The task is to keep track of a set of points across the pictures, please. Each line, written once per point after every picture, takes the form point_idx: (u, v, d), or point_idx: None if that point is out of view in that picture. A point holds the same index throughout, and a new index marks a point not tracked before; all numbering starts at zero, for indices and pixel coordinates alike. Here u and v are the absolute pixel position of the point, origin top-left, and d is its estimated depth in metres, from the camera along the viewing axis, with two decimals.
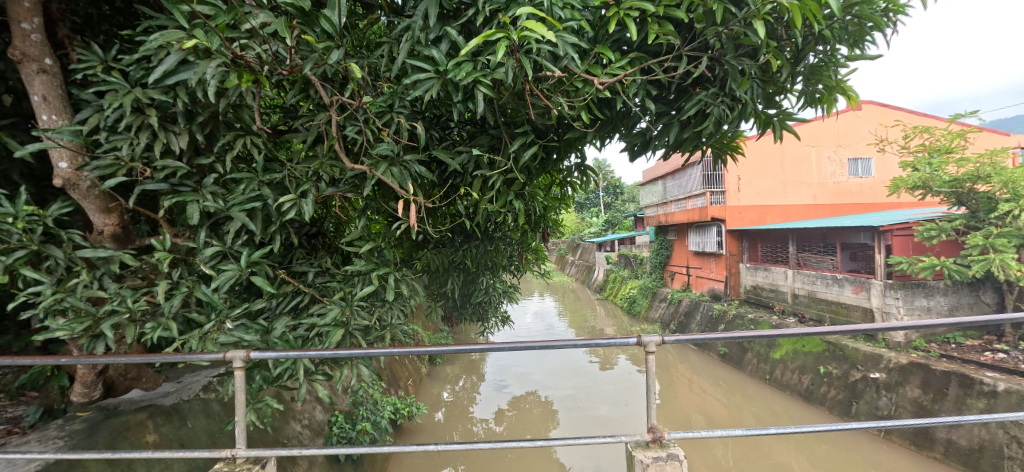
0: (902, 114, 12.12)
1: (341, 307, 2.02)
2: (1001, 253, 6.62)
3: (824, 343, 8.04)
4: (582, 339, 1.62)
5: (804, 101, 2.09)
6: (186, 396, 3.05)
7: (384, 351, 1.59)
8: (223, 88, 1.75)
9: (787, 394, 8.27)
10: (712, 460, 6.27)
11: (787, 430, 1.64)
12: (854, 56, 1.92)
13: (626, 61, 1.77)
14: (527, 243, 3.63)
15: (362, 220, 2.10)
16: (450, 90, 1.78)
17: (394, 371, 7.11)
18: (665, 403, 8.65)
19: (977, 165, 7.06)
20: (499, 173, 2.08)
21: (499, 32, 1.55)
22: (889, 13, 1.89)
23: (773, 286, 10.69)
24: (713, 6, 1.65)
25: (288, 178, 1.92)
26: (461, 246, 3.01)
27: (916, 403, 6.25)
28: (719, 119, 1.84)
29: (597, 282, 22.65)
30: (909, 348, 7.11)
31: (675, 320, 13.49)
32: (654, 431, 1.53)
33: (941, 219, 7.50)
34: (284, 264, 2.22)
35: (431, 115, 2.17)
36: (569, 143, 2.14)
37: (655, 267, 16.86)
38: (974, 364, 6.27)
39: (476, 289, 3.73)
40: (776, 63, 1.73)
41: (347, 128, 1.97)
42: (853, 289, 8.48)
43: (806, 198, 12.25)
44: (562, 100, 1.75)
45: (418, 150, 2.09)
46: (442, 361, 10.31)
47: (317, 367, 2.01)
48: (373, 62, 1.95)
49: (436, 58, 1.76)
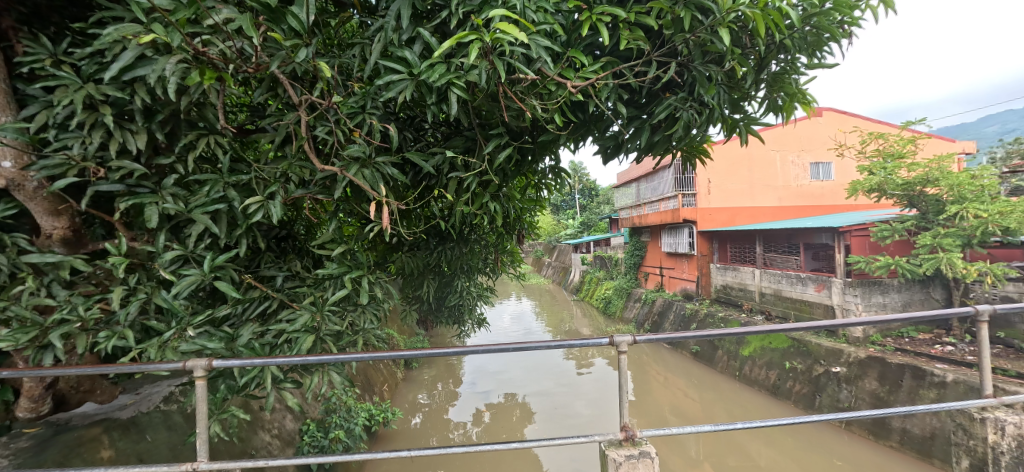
0: (859, 121, 12.75)
1: (311, 312, 1.97)
2: (948, 252, 7.05)
3: (789, 339, 8.35)
4: (556, 341, 1.62)
5: (768, 107, 2.16)
6: (145, 408, 2.91)
7: (356, 357, 1.55)
8: (185, 85, 1.68)
9: (755, 389, 8.55)
10: (685, 457, 6.41)
11: (754, 424, 1.68)
12: (813, 65, 2.01)
13: (598, 65, 1.79)
14: (503, 246, 3.63)
15: (334, 223, 2.05)
16: (423, 92, 1.77)
17: (369, 377, 6.97)
18: (640, 401, 8.79)
19: (927, 170, 7.49)
20: (474, 175, 2.07)
21: (472, 33, 1.55)
22: (845, 24, 1.98)
23: (741, 285, 11.04)
24: (681, 13, 1.71)
25: (254, 180, 1.86)
26: (436, 249, 2.97)
27: (874, 395, 6.57)
28: (688, 123, 1.88)
29: (573, 284, 22.89)
30: (867, 343, 7.47)
31: (649, 320, 13.75)
32: (627, 430, 1.54)
33: (895, 220, 7.90)
34: (250, 269, 2.15)
35: (405, 116, 2.14)
36: (543, 146, 2.15)
37: (630, 267, 17.16)
38: (926, 357, 6.64)
39: (451, 292, 3.69)
40: (740, 69, 1.79)
41: (317, 128, 1.92)
42: (816, 288, 8.85)
43: (772, 200, 12.71)
44: (535, 103, 1.75)
45: (390, 151, 2.05)
46: (419, 364, 10.18)
47: (286, 375, 1.94)
48: (344, 62, 1.92)
49: (409, 59, 1.73)
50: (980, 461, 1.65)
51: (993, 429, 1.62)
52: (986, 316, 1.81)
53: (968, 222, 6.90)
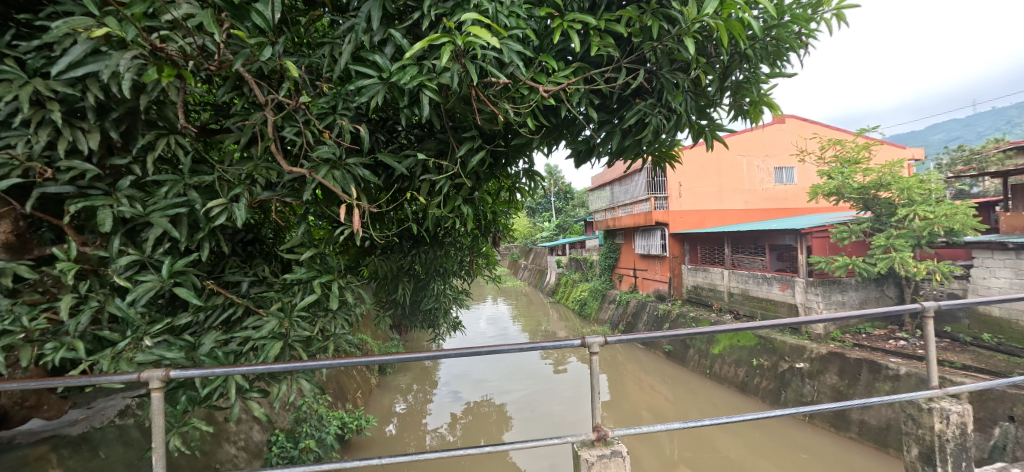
0: (818, 127, 13.37)
1: (279, 319, 1.90)
2: (900, 252, 7.47)
3: (756, 337, 8.64)
4: (529, 343, 1.62)
5: (733, 113, 2.23)
6: (97, 423, 2.76)
7: (324, 363, 1.51)
8: (142, 82, 1.61)
9: (725, 386, 8.79)
10: (659, 455, 6.54)
11: (722, 420, 1.72)
12: (774, 74, 2.09)
13: (569, 70, 1.82)
14: (478, 248, 3.62)
15: (302, 226, 1.99)
16: (395, 94, 1.75)
17: (341, 384, 6.81)
18: (615, 401, 8.91)
19: (880, 174, 7.92)
20: (447, 178, 2.06)
21: (443, 36, 1.56)
22: (803, 36, 2.07)
23: (711, 285, 11.37)
24: (649, 22, 1.76)
25: (218, 182, 1.80)
26: (410, 252, 2.92)
27: (834, 389, 6.87)
28: (657, 129, 1.93)
29: (549, 286, 23.02)
30: (828, 339, 7.83)
31: (623, 320, 13.98)
32: (599, 430, 1.56)
33: (852, 222, 8.30)
34: (213, 274, 2.07)
35: (377, 118, 2.11)
36: (516, 149, 2.16)
37: (604, 269, 17.40)
38: (881, 351, 7.00)
39: (426, 296, 3.62)
40: (706, 77, 1.85)
41: (285, 129, 1.87)
42: (780, 287, 9.21)
43: (739, 203, 13.13)
44: (508, 107, 1.76)
45: (362, 154, 2.02)
46: (393, 370, 10.02)
47: (252, 384, 1.87)
48: (314, 62, 1.87)
49: (381, 61, 1.71)
50: (928, 449, 1.75)
51: (939, 418, 1.72)
52: (932, 312, 1.91)
53: (917, 224, 7.33)
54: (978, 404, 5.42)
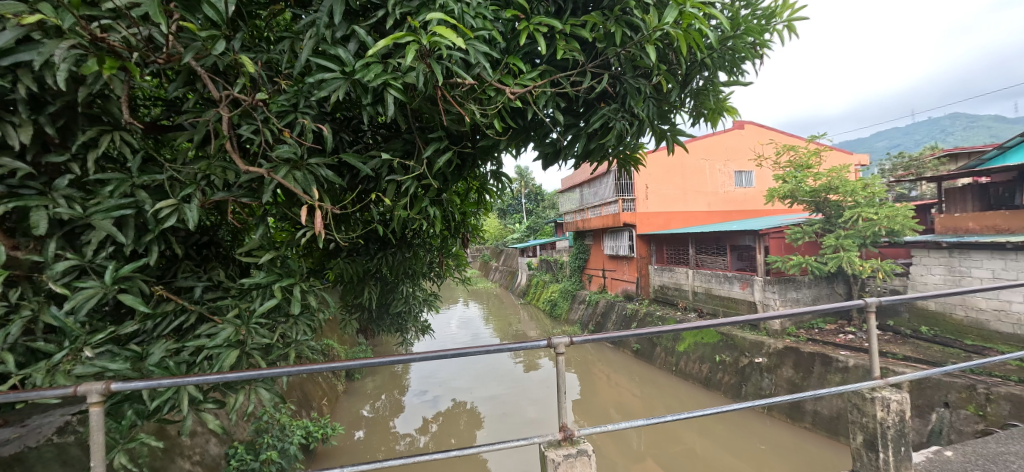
0: (774, 134, 14.08)
1: (235, 325, 1.82)
2: (848, 251, 7.93)
3: (718, 334, 8.96)
4: (495, 344, 1.61)
5: (693, 119, 2.31)
6: (32, 442, 2.54)
7: (283, 371, 1.46)
8: (81, 74, 1.51)
9: (689, 382, 9.06)
10: (628, 451, 6.67)
11: (684, 415, 1.76)
12: (731, 82, 2.18)
13: (535, 73, 1.84)
14: (447, 250, 3.58)
15: (261, 228, 1.91)
16: (358, 92, 1.71)
17: (305, 392, 6.59)
18: (585, 401, 9.02)
19: (830, 178, 8.39)
20: (413, 179, 2.02)
21: (408, 35, 1.55)
22: (757, 47, 2.17)
23: (676, 285, 11.72)
24: (612, 28, 1.81)
25: (168, 182, 1.70)
26: (377, 255, 2.86)
27: (790, 381, 7.22)
28: (621, 133, 1.97)
29: (520, 288, 23.09)
30: (784, 334, 8.23)
31: (593, 320, 14.20)
32: (565, 430, 1.57)
33: (805, 223, 8.75)
34: (164, 280, 1.96)
35: (341, 117, 2.06)
36: (484, 150, 2.15)
37: (574, 270, 17.62)
38: (832, 345, 7.41)
39: (394, 299, 3.53)
40: (666, 84, 1.91)
41: (242, 127, 1.79)
42: (740, 286, 9.61)
43: (702, 205, 13.57)
44: (474, 108, 1.75)
45: (324, 153, 1.96)
46: (361, 375, 9.79)
47: (206, 394, 1.77)
48: (274, 57, 1.80)
49: (343, 57, 1.68)
50: (872, 436, 1.85)
51: (880, 407, 1.84)
52: (873, 307, 2.03)
53: (863, 225, 7.82)
54: (917, 392, 5.82)
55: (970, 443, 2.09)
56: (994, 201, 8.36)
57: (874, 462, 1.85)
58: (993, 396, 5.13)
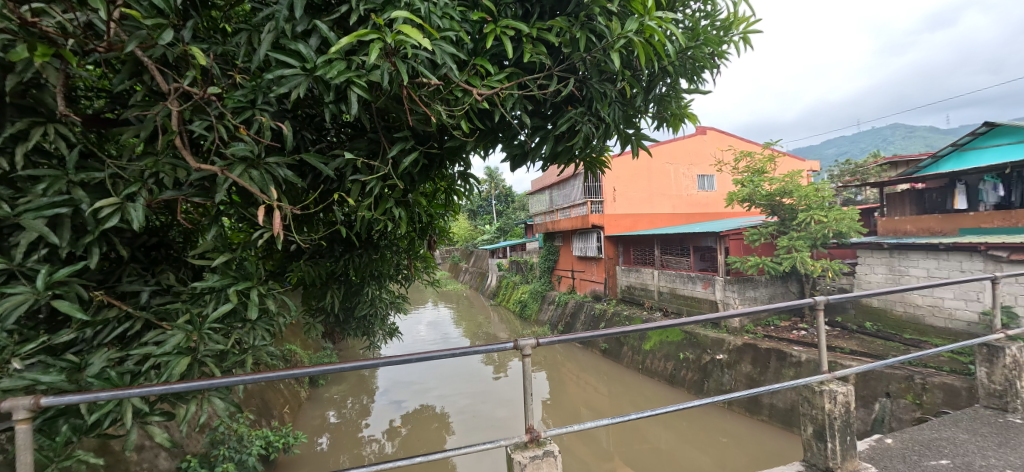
0: (733, 140, 14.74)
1: (186, 332, 1.72)
2: (800, 252, 8.35)
3: (682, 332, 9.24)
4: (460, 348, 1.59)
5: (657, 124, 2.37)
6: None
7: (237, 379, 1.39)
8: (10, 61, 1.40)
9: (655, 380, 9.29)
10: (596, 449, 6.79)
11: (649, 412, 1.79)
12: (691, 89, 2.26)
13: (502, 75, 1.85)
14: (415, 251, 3.51)
15: (214, 229, 1.82)
16: (320, 89, 1.66)
17: (265, 400, 6.32)
18: (555, 401, 9.10)
19: (784, 183, 8.82)
20: (378, 179, 1.97)
21: (372, 32, 1.53)
22: (715, 56, 2.26)
23: (643, 285, 12.02)
24: (578, 33, 1.84)
25: (110, 179, 1.59)
26: (342, 256, 2.76)
27: (749, 376, 7.54)
28: (588, 136, 2.00)
29: (490, 289, 23.07)
30: (743, 332, 8.60)
31: (562, 321, 14.34)
32: (532, 431, 1.57)
33: (761, 225, 9.17)
34: (106, 284, 1.84)
35: (303, 114, 1.99)
36: (451, 151, 2.14)
37: (544, 271, 17.74)
38: (787, 341, 7.79)
39: (360, 303, 3.41)
40: (630, 89, 1.96)
41: (194, 123, 1.70)
42: (703, 285, 9.96)
43: (666, 208, 13.97)
44: (441, 108, 1.73)
45: (284, 152, 1.89)
46: (326, 381, 9.50)
47: (152, 406, 1.67)
48: (229, 50, 1.72)
49: (304, 53, 1.62)
50: (821, 426, 1.94)
51: (829, 399, 1.94)
52: (822, 305, 2.14)
53: (814, 227, 8.27)
54: (863, 384, 6.19)
55: (908, 431, 2.24)
56: (928, 206, 9.04)
57: (823, 452, 1.94)
58: (928, 386, 5.52)
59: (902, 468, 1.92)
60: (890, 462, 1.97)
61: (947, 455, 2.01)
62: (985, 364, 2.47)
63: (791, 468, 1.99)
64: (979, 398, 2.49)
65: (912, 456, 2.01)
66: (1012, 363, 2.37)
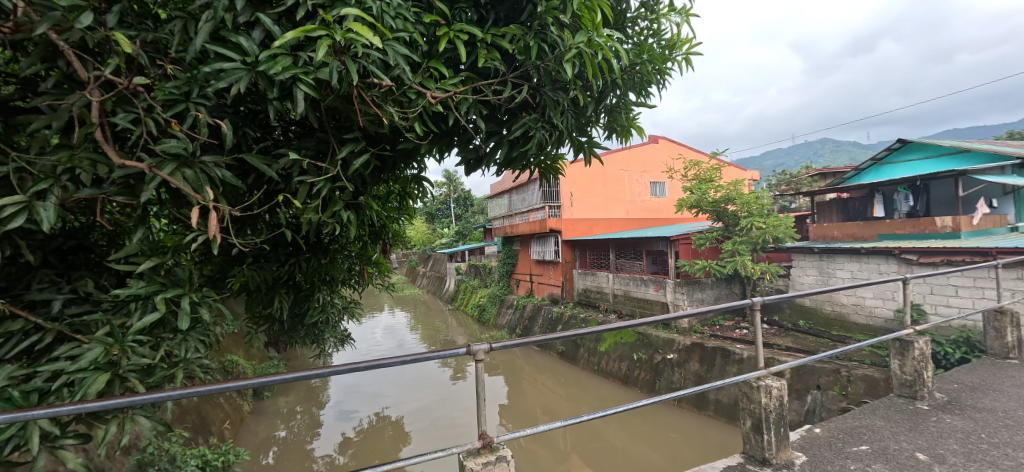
0: (683, 149, 15.51)
1: (105, 345, 1.57)
2: (742, 255, 8.89)
3: (636, 333, 9.54)
4: (411, 355, 1.55)
5: (608, 133, 2.45)
6: None
7: (162, 395, 1.28)
8: None
9: (609, 380, 9.53)
10: (554, 451, 6.88)
11: (601, 413, 1.83)
12: (640, 102, 2.37)
13: (456, 79, 1.84)
14: (368, 255, 3.39)
15: (140, 231, 1.68)
16: (263, 85, 1.57)
17: (203, 415, 5.88)
18: (513, 405, 9.11)
19: (727, 190, 9.35)
20: (326, 181, 1.88)
21: (320, 29, 1.48)
22: (661, 72, 2.39)
23: (598, 288, 12.32)
24: (531, 41, 1.87)
25: (16, 175, 1.43)
26: (288, 262, 2.60)
27: (697, 374, 7.89)
28: (541, 142, 2.04)
29: (448, 293, 22.79)
30: (692, 331, 9.03)
31: (520, 324, 14.42)
32: (484, 437, 1.56)
33: (708, 231, 9.67)
34: (11, 293, 1.65)
35: (244, 110, 1.88)
36: (404, 154, 2.09)
37: (502, 275, 17.77)
38: (731, 340, 8.23)
39: (309, 310, 3.24)
40: (582, 98, 2.01)
41: (118, 116, 1.56)
42: (654, 288, 10.36)
43: (621, 213, 14.42)
44: (393, 109, 1.69)
45: (221, 150, 1.77)
46: (272, 393, 8.99)
47: (64, 428, 1.50)
48: (162, 38, 1.59)
49: (245, 46, 1.54)
50: (758, 419, 2.06)
51: (765, 394, 2.06)
52: (759, 305, 2.27)
53: (754, 232, 8.83)
54: (797, 377, 6.65)
55: (834, 420, 2.43)
56: (852, 213, 9.89)
57: (760, 444, 2.05)
58: (852, 378, 6.00)
59: (829, 455, 2.07)
60: (819, 450, 2.12)
61: (866, 441, 2.19)
62: (898, 358, 2.71)
63: (732, 461, 2.09)
64: (893, 388, 2.74)
65: (837, 443, 2.18)
66: (920, 355, 2.61)
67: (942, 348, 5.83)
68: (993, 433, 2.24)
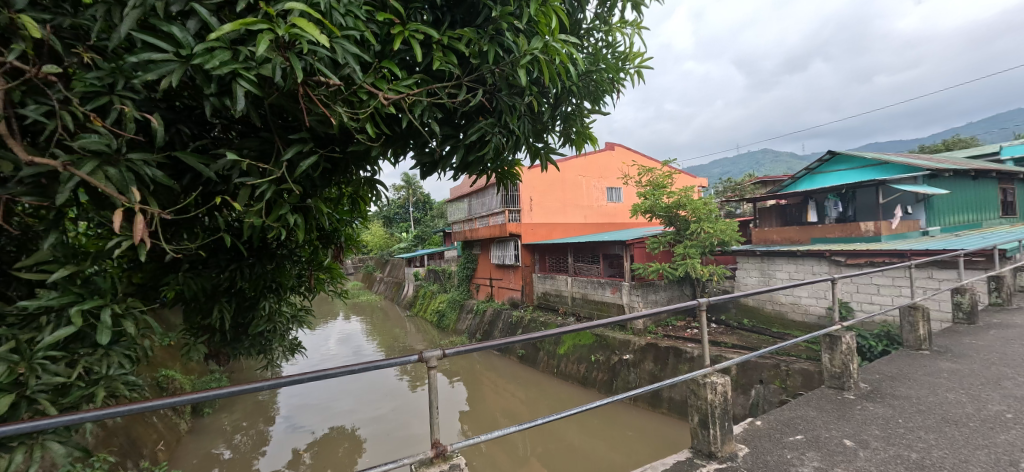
0: (637, 157, 16.11)
1: (11, 363, 1.40)
2: (692, 259, 9.30)
3: (593, 335, 9.72)
4: (361, 363, 1.49)
5: (565, 140, 2.49)
6: None
7: (74, 417, 1.15)
8: None
9: (568, 382, 9.64)
10: (514, 455, 6.90)
11: (558, 416, 1.83)
12: (594, 110, 2.44)
13: (410, 81, 1.80)
14: (320, 261, 3.24)
15: (53, 237, 1.52)
16: (199, 80, 1.47)
17: (133, 438, 5.39)
18: (473, 411, 9.04)
19: (679, 196, 9.73)
20: (270, 183, 1.77)
21: (262, 22, 1.42)
22: (613, 82, 2.48)
23: (557, 291, 12.48)
24: (486, 46, 1.87)
25: None
26: (228, 268, 2.41)
27: (651, 373, 8.14)
28: (497, 147, 2.04)
29: (406, 299, 22.32)
30: (646, 332, 9.37)
31: (480, 329, 14.33)
32: (437, 446, 1.52)
33: (661, 235, 10.04)
34: None
35: (179, 106, 1.75)
36: (356, 156, 2.02)
37: (462, 280, 17.62)
38: (682, 339, 8.59)
39: (254, 320, 3.05)
40: (536, 103, 2.03)
41: (28, 108, 1.41)
42: (611, 290, 10.61)
43: (579, 218, 14.71)
44: (342, 109, 1.63)
45: (150, 149, 1.64)
46: (214, 409, 8.42)
47: None
48: (81, 23, 1.45)
49: (179, 38, 1.43)
50: (704, 415, 2.15)
51: (710, 390, 2.16)
52: (705, 305, 2.37)
53: (703, 236, 9.28)
54: (742, 373, 7.02)
55: (773, 413, 2.58)
56: (789, 219, 10.60)
57: (706, 438, 2.14)
58: (791, 371, 6.41)
59: (769, 446, 2.19)
60: (759, 441, 2.24)
61: (801, 430, 2.34)
62: (828, 351, 2.91)
63: (681, 456, 2.16)
64: (824, 380, 2.95)
65: (776, 434, 2.31)
66: (846, 349, 2.82)
67: (867, 341, 6.35)
68: (908, 418, 2.46)
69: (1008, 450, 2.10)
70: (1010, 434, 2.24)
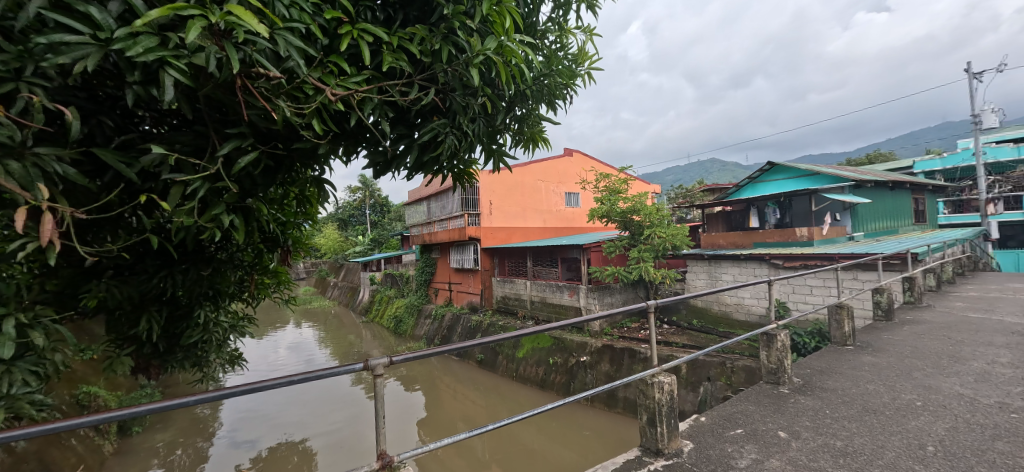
0: (595, 163, 16.62)
1: None
2: (645, 262, 9.66)
3: (551, 338, 9.82)
4: (303, 373, 1.41)
5: (520, 141, 2.51)
6: None
7: None
8: None
9: (527, 386, 9.68)
10: (471, 459, 6.89)
11: (511, 419, 1.82)
12: (547, 112, 2.49)
13: (360, 77, 1.75)
14: (264, 265, 3.05)
15: None
16: (120, 66, 1.36)
17: (46, 463, 4.84)
18: (431, 416, 8.91)
19: (633, 202, 10.04)
20: (204, 180, 1.64)
21: (193, 7, 1.32)
22: (566, 85, 2.54)
23: (516, 295, 12.54)
24: (440, 45, 1.85)
25: None
26: (158, 274, 2.18)
27: (607, 374, 8.33)
28: (452, 147, 2.02)
29: (361, 304, 21.65)
30: (602, 334, 9.63)
31: (438, 334, 14.13)
32: (383, 457, 1.48)
33: (617, 239, 10.32)
34: None
35: (100, 95, 1.60)
36: (301, 153, 1.93)
37: (420, 284, 17.30)
38: (636, 340, 8.87)
39: (187, 329, 2.78)
40: (489, 103, 2.02)
41: None
42: (569, 293, 10.78)
43: (538, 221, 14.86)
44: (284, 103, 1.55)
45: (63, 143, 1.48)
46: (144, 427, 7.73)
47: None
48: None
49: (97, 20, 1.32)
50: (653, 412, 2.20)
51: (658, 389, 2.23)
52: (654, 307, 2.43)
53: (655, 240, 9.62)
54: (691, 371, 7.33)
55: (717, 408, 2.70)
56: (734, 224, 11.23)
57: (654, 436, 2.20)
58: (735, 368, 6.74)
59: (712, 440, 2.30)
60: (702, 437, 2.34)
61: (741, 424, 2.47)
62: (765, 349, 3.08)
63: (630, 455, 2.21)
64: (762, 376, 3.13)
65: (718, 429, 2.42)
66: (781, 346, 3.00)
67: (802, 338, 6.81)
68: (835, 409, 2.65)
69: (917, 434, 2.31)
70: (919, 420, 2.47)
